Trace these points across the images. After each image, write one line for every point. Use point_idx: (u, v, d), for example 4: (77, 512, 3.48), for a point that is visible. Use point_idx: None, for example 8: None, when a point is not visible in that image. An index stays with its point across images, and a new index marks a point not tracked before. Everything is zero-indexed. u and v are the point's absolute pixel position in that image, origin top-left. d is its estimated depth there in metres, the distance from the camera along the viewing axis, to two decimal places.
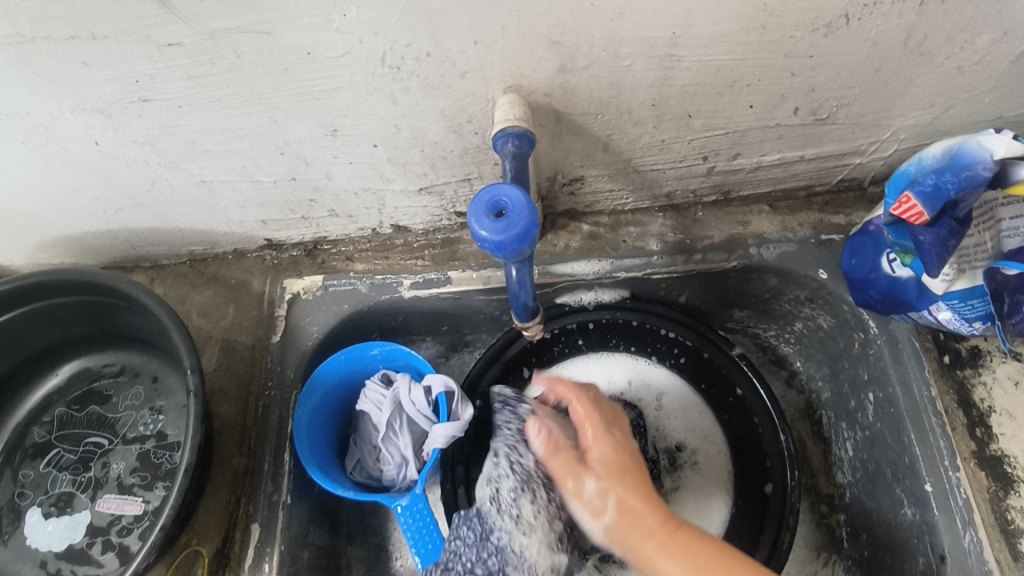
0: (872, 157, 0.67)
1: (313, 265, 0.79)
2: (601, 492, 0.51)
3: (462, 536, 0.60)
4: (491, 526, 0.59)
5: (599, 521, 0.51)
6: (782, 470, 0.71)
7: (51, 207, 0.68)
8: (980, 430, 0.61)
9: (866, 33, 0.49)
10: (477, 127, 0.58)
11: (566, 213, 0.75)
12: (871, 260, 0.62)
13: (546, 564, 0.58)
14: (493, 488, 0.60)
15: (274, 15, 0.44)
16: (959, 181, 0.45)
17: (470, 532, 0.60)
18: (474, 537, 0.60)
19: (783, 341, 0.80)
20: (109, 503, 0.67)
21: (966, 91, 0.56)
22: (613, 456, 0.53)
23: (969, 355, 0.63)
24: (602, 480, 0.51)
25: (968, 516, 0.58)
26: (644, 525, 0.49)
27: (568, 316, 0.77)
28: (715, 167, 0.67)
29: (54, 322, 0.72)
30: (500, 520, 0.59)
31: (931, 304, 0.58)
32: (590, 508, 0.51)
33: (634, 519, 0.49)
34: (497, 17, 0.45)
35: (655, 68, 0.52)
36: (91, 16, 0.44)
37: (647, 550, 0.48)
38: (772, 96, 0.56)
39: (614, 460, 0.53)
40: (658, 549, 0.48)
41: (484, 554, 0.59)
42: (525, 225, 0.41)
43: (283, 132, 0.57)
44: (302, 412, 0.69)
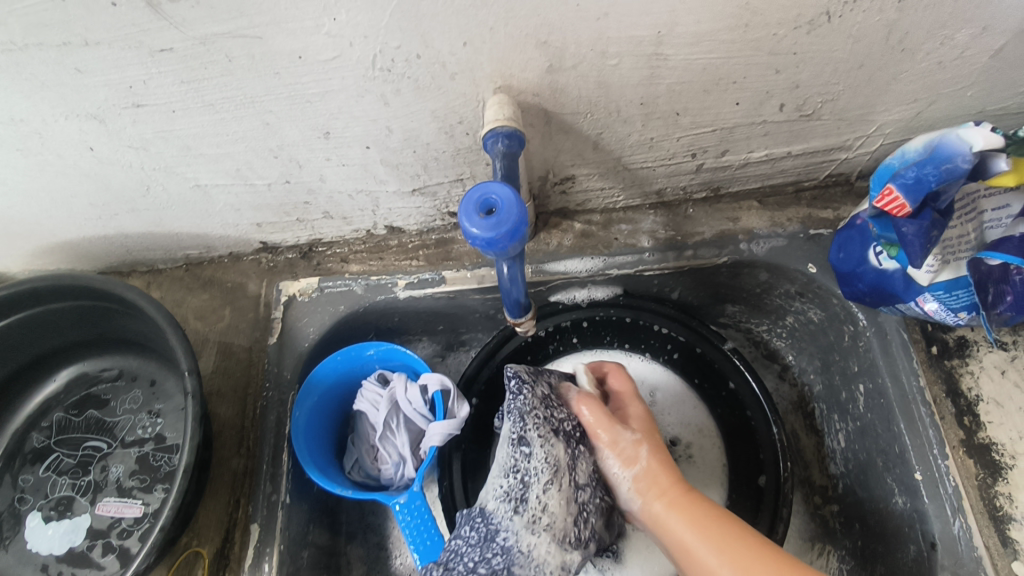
0: (858, 152, 0.68)
1: (308, 267, 0.80)
2: (634, 443, 0.57)
3: (464, 535, 0.54)
4: (497, 526, 0.53)
5: (628, 468, 0.56)
6: (775, 462, 0.71)
7: (47, 213, 0.69)
8: (968, 418, 0.61)
9: (847, 30, 0.50)
10: (468, 128, 0.59)
11: (558, 211, 0.76)
12: (859, 253, 0.63)
13: (557, 564, 0.53)
14: (508, 480, 0.54)
15: (265, 20, 0.45)
16: (940, 173, 0.46)
17: (473, 531, 0.53)
18: (477, 537, 0.53)
19: (775, 335, 0.81)
20: (109, 506, 0.68)
21: (948, 85, 0.57)
22: (646, 419, 0.60)
23: (956, 345, 0.64)
24: (637, 432, 0.57)
25: (957, 503, 0.59)
26: (665, 479, 0.55)
27: (562, 314, 0.78)
28: (704, 164, 0.68)
29: (52, 328, 0.72)
30: (508, 518, 0.53)
31: (917, 296, 0.59)
32: (622, 454, 0.56)
33: (661, 472, 0.56)
34: (485, 19, 0.46)
35: (641, 67, 0.52)
36: (84, 23, 0.44)
37: (665, 501, 0.54)
38: (757, 93, 0.57)
39: (646, 423, 0.60)
40: (671, 505, 0.53)
41: (488, 554, 0.52)
42: (514, 223, 0.42)
43: (276, 135, 0.58)
44: (299, 413, 0.70)
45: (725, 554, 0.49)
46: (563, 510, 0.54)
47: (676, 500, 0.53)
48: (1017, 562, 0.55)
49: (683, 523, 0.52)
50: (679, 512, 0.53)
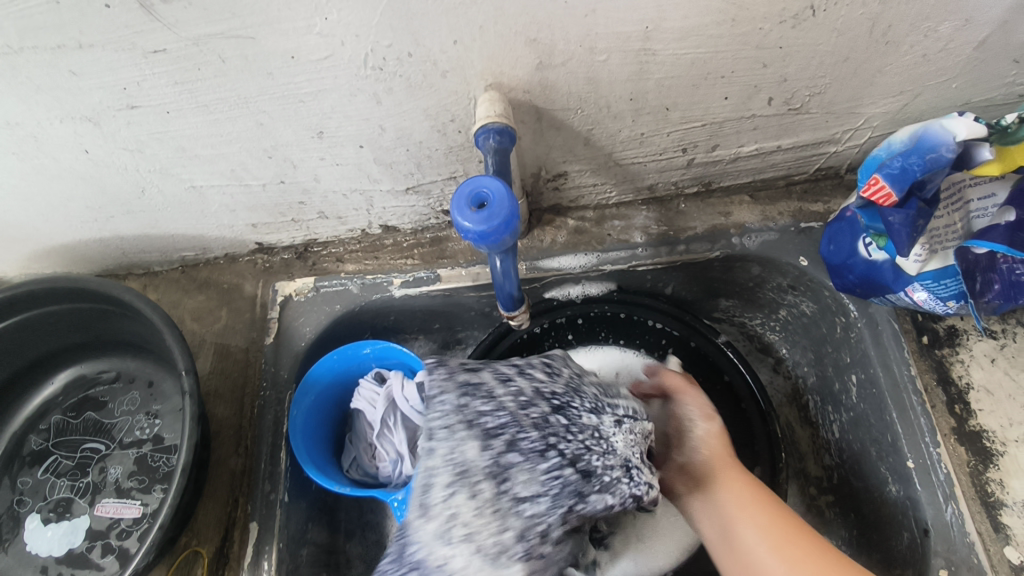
0: (846, 145, 0.69)
1: (304, 267, 0.80)
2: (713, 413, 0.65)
3: (386, 559, 0.48)
4: (409, 538, 0.46)
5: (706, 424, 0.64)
6: (769, 452, 0.73)
7: (43, 217, 0.69)
8: (959, 406, 0.62)
9: (832, 23, 0.51)
10: (460, 126, 0.59)
11: (551, 208, 0.77)
12: (849, 245, 0.63)
13: None
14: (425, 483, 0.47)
15: (256, 20, 0.46)
16: (925, 164, 0.47)
17: (392, 553, 0.47)
18: (394, 559, 0.47)
19: (769, 328, 0.81)
20: (108, 507, 0.68)
21: (933, 77, 0.58)
22: None
23: (947, 335, 0.65)
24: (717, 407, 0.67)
25: (949, 489, 0.59)
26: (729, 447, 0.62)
27: (556, 310, 0.78)
28: (694, 159, 0.69)
29: (49, 331, 0.73)
30: (418, 527, 0.46)
31: (907, 286, 0.59)
32: (705, 409, 0.65)
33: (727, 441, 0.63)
34: (475, 17, 0.47)
35: (630, 63, 0.53)
36: (77, 25, 0.45)
37: (727, 460, 0.61)
38: (745, 87, 0.58)
39: None
40: (732, 468, 0.60)
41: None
42: (506, 215, 0.42)
43: (270, 135, 0.59)
44: (297, 411, 0.70)
45: (769, 519, 0.55)
46: (481, 518, 0.45)
47: (734, 465, 0.60)
48: (1009, 547, 0.56)
49: (742, 484, 0.58)
50: (738, 474, 0.59)
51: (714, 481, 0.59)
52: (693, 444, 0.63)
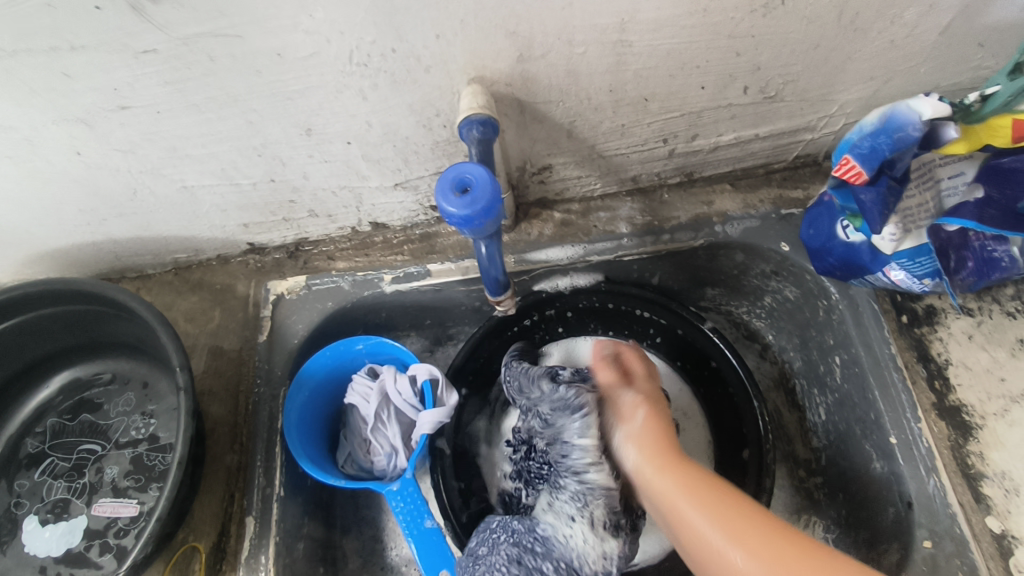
0: (822, 132, 0.71)
1: (295, 266, 0.81)
2: (633, 407, 0.61)
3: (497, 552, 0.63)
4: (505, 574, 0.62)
5: (627, 427, 0.59)
6: (758, 437, 0.73)
7: (36, 221, 0.70)
8: (939, 382, 0.64)
9: (801, 12, 0.53)
10: (445, 120, 0.61)
11: (537, 202, 0.78)
12: (828, 228, 0.65)
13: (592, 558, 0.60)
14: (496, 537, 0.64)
15: (243, 19, 0.47)
16: (893, 142, 0.49)
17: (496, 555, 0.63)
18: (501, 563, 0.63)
19: (755, 315, 0.83)
20: (105, 507, 0.68)
21: (902, 63, 0.60)
22: (655, 393, 0.64)
23: (925, 314, 0.67)
24: (638, 395, 0.62)
25: (931, 463, 0.61)
26: (658, 448, 0.56)
27: (546, 302, 0.78)
28: (675, 149, 0.70)
29: (44, 334, 0.73)
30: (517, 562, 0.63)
31: (884, 266, 0.61)
32: (624, 413, 0.60)
33: (653, 436, 0.58)
34: (455, 11, 0.48)
35: (607, 54, 0.55)
36: (69, 27, 0.46)
37: (656, 462, 0.55)
38: (721, 76, 0.60)
39: (655, 397, 0.63)
40: (672, 473, 0.54)
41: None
42: (489, 200, 0.44)
43: (259, 133, 0.60)
44: (291, 408, 0.71)
45: (718, 514, 0.50)
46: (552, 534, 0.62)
47: (670, 463, 0.55)
48: (990, 517, 0.58)
49: (683, 493, 0.52)
50: (675, 479, 0.53)
51: (659, 495, 0.54)
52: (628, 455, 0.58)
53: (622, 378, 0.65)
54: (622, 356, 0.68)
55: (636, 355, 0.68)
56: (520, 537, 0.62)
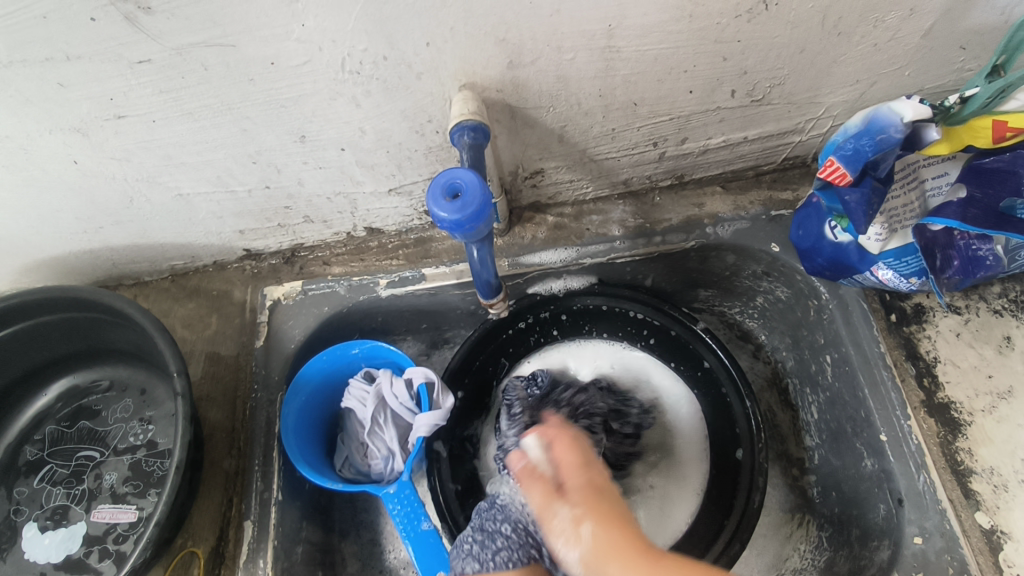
0: (810, 134, 0.72)
1: (291, 272, 0.82)
2: (575, 524, 0.44)
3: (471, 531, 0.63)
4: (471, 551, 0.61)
5: (573, 545, 0.44)
6: (749, 435, 0.74)
7: (33, 229, 0.70)
8: (927, 379, 0.65)
9: (786, 16, 0.54)
10: (438, 126, 0.61)
11: (531, 206, 0.79)
12: (817, 229, 0.66)
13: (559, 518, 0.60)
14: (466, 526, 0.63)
15: (236, 29, 0.48)
16: (875, 144, 0.50)
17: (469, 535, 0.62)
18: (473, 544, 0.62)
19: (748, 316, 0.84)
20: (104, 513, 0.69)
21: (886, 66, 0.61)
22: (597, 485, 0.48)
23: (914, 312, 0.68)
24: (576, 507, 0.45)
25: (920, 459, 0.61)
26: (624, 540, 0.43)
27: (540, 305, 0.80)
28: (666, 152, 0.71)
29: (41, 341, 0.74)
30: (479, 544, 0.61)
31: (872, 266, 0.61)
32: (563, 534, 0.44)
33: (612, 534, 0.43)
34: (445, 19, 0.49)
35: (596, 60, 0.56)
36: (65, 37, 0.47)
37: None
38: (708, 80, 0.61)
39: (594, 501, 0.46)
40: (632, 565, 0.41)
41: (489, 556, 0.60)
42: (479, 204, 0.44)
43: (253, 140, 0.61)
44: (288, 410, 0.72)
45: None
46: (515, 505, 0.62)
47: None
48: (979, 513, 0.58)
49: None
50: (631, 566, 0.41)
51: None
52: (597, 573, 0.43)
53: (555, 489, 0.48)
54: (552, 450, 0.51)
55: (570, 440, 0.52)
56: (482, 514, 0.63)
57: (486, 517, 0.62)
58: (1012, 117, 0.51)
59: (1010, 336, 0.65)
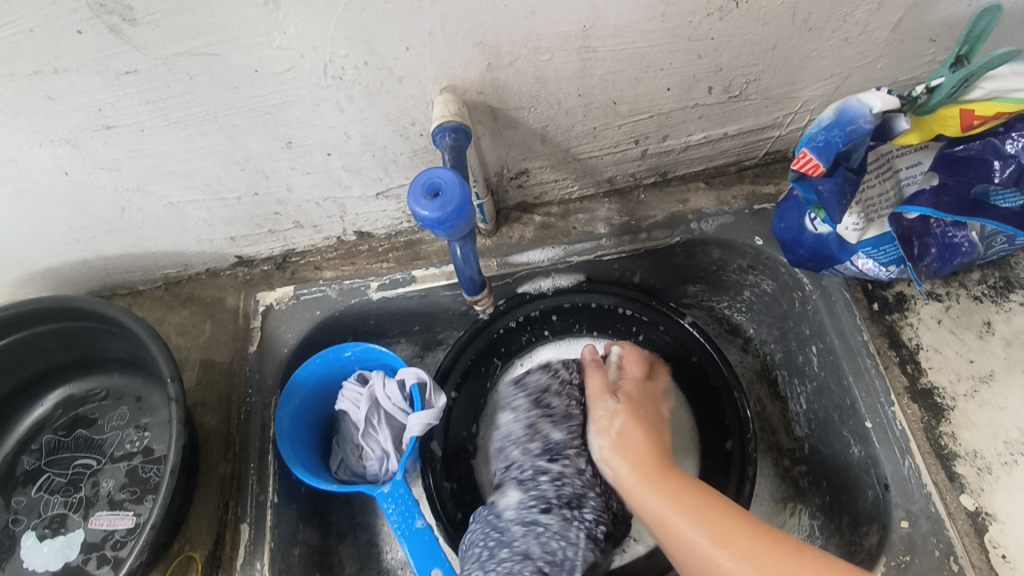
0: (789, 129, 0.73)
1: (283, 277, 0.83)
2: (611, 416, 0.65)
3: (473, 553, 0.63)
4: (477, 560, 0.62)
5: (603, 438, 0.64)
6: (739, 425, 0.75)
7: (27, 242, 0.71)
8: (911, 366, 0.65)
9: (756, 13, 0.55)
10: (422, 129, 0.63)
11: (517, 206, 0.80)
12: (797, 222, 0.67)
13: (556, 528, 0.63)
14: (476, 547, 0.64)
15: (220, 38, 0.49)
16: (846, 135, 0.51)
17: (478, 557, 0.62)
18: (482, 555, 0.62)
19: (736, 310, 0.85)
20: (101, 520, 0.70)
21: (858, 59, 0.63)
22: (635, 394, 0.68)
23: (896, 301, 0.69)
24: (620, 406, 0.65)
25: (905, 444, 0.62)
26: (649, 462, 0.59)
27: (529, 304, 0.82)
28: (648, 149, 0.73)
29: (37, 352, 0.75)
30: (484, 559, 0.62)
31: (852, 255, 0.63)
32: (601, 426, 0.64)
33: (648, 455, 0.60)
34: (423, 24, 0.51)
35: (573, 60, 0.57)
36: (52, 51, 0.48)
37: (658, 491, 0.56)
38: (684, 78, 0.62)
39: (635, 400, 0.67)
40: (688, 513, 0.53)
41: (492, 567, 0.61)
42: (459, 201, 0.45)
43: (241, 147, 0.62)
44: (281, 416, 0.73)
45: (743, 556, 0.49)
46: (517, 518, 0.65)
47: (680, 496, 0.55)
48: (964, 495, 0.59)
49: (680, 516, 0.53)
50: (677, 501, 0.54)
51: (656, 513, 0.55)
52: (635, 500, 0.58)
53: (610, 387, 0.68)
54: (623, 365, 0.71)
55: (627, 359, 0.72)
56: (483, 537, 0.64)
57: (523, 535, 0.63)
58: (978, 105, 0.53)
59: (990, 321, 0.66)
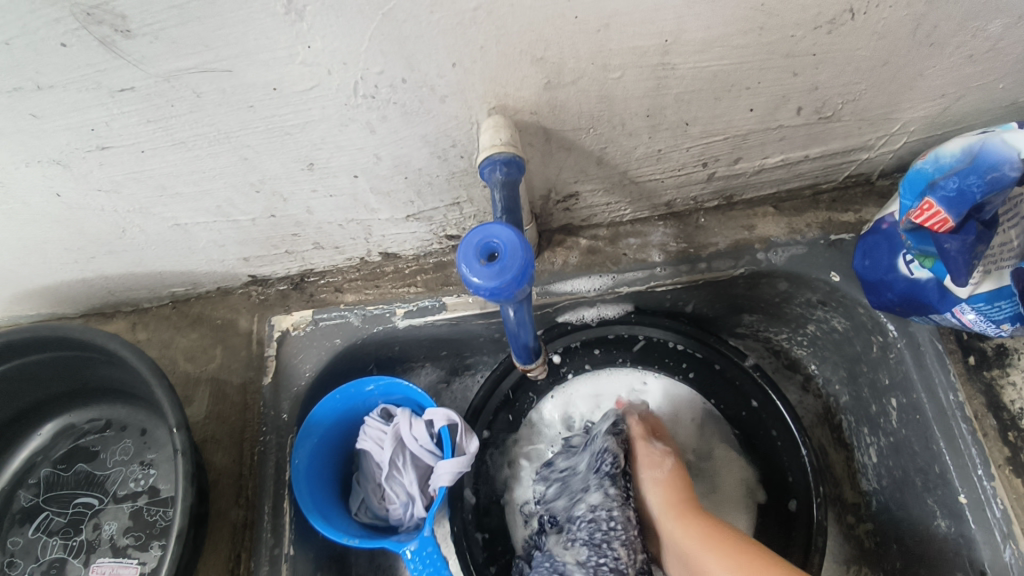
0: (879, 152, 0.64)
1: (300, 299, 0.75)
2: (661, 455, 0.64)
3: None
4: None
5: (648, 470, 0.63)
6: (807, 486, 0.67)
7: (20, 260, 0.64)
8: (1013, 434, 0.58)
9: (872, 27, 0.46)
10: (463, 151, 0.54)
11: (562, 228, 0.72)
12: (887, 261, 0.59)
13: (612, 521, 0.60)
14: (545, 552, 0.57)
15: (232, 52, 0.41)
16: (984, 184, 0.45)
17: None
18: None
19: (796, 344, 0.77)
20: (104, 568, 0.64)
21: (978, 79, 0.54)
22: (681, 471, 0.64)
23: (995, 354, 0.61)
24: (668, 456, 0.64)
25: (1007, 528, 0.55)
26: (686, 504, 0.60)
27: (571, 335, 0.74)
28: (715, 173, 0.64)
29: (31, 380, 0.68)
30: None
31: (954, 307, 0.54)
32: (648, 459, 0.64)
33: (678, 494, 0.61)
34: (474, 38, 0.42)
35: (646, 78, 0.48)
36: (34, 65, 0.40)
37: (675, 511, 0.59)
38: (773, 98, 0.53)
39: (680, 482, 0.63)
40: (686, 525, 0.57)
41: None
42: (520, 267, 0.37)
43: (256, 169, 0.54)
44: (299, 458, 0.66)
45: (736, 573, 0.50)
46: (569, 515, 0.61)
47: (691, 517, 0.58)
48: None
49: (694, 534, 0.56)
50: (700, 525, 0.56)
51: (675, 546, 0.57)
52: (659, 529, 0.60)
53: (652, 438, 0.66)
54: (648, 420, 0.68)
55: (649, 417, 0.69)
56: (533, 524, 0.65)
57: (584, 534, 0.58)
58: None
59: None
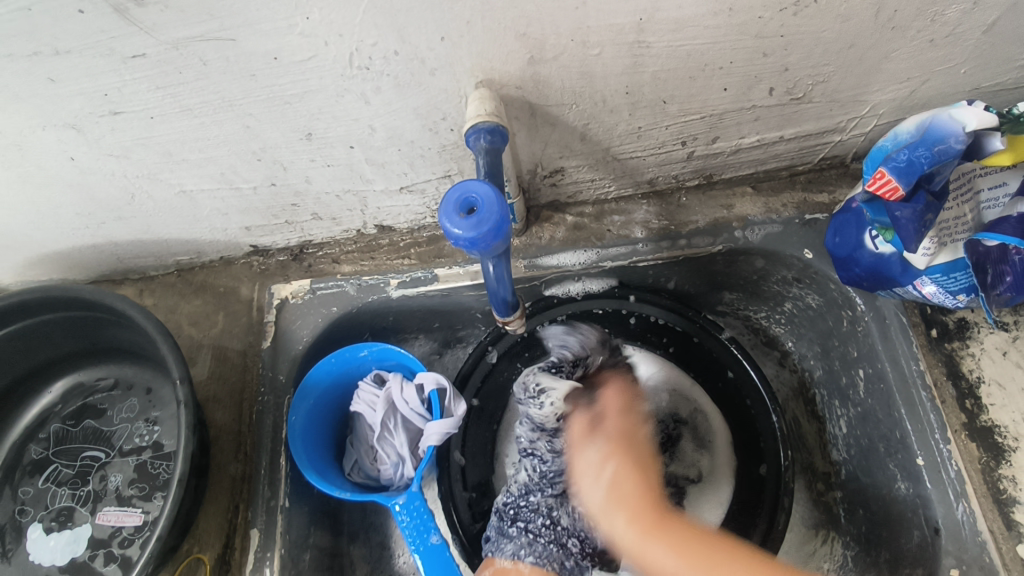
0: (851, 134, 0.67)
1: (299, 269, 0.79)
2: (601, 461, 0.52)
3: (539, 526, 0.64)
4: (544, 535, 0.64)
5: (595, 485, 0.51)
6: (774, 450, 0.71)
7: (34, 224, 0.68)
8: (970, 401, 0.61)
9: (835, 10, 0.49)
10: (453, 124, 0.57)
11: (549, 204, 0.75)
12: (855, 238, 0.62)
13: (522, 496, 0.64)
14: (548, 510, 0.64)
15: (236, 22, 0.44)
16: (932, 156, 0.48)
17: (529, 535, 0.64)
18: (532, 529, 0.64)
19: (774, 321, 0.79)
20: (109, 516, 0.68)
21: (942, 63, 0.57)
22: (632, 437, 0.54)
23: (957, 327, 0.64)
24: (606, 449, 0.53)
25: (960, 487, 0.58)
26: (639, 500, 0.49)
27: (557, 309, 0.77)
28: (694, 151, 0.67)
29: (44, 340, 0.72)
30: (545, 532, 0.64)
31: (915, 279, 0.57)
32: (592, 465, 0.52)
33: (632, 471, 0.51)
34: (462, 13, 0.45)
35: (624, 55, 0.51)
36: (51, 31, 0.44)
37: (639, 522, 0.47)
38: (745, 78, 0.56)
39: (625, 439, 0.54)
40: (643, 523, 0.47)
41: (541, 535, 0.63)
42: (496, 220, 0.41)
43: (257, 137, 0.57)
44: (296, 416, 0.70)
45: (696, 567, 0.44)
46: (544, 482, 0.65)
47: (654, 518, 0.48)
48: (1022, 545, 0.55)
49: (658, 544, 0.46)
50: (659, 532, 0.46)
51: (640, 547, 0.46)
52: (604, 524, 0.50)
53: (596, 428, 0.56)
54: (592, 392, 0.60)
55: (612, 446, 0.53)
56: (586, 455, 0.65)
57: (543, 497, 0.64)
58: None
59: None
